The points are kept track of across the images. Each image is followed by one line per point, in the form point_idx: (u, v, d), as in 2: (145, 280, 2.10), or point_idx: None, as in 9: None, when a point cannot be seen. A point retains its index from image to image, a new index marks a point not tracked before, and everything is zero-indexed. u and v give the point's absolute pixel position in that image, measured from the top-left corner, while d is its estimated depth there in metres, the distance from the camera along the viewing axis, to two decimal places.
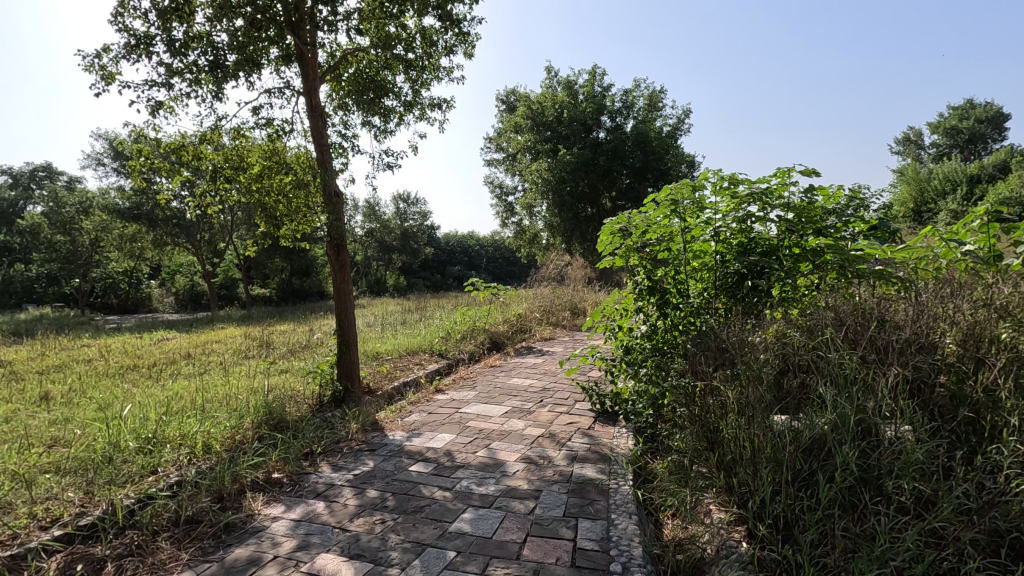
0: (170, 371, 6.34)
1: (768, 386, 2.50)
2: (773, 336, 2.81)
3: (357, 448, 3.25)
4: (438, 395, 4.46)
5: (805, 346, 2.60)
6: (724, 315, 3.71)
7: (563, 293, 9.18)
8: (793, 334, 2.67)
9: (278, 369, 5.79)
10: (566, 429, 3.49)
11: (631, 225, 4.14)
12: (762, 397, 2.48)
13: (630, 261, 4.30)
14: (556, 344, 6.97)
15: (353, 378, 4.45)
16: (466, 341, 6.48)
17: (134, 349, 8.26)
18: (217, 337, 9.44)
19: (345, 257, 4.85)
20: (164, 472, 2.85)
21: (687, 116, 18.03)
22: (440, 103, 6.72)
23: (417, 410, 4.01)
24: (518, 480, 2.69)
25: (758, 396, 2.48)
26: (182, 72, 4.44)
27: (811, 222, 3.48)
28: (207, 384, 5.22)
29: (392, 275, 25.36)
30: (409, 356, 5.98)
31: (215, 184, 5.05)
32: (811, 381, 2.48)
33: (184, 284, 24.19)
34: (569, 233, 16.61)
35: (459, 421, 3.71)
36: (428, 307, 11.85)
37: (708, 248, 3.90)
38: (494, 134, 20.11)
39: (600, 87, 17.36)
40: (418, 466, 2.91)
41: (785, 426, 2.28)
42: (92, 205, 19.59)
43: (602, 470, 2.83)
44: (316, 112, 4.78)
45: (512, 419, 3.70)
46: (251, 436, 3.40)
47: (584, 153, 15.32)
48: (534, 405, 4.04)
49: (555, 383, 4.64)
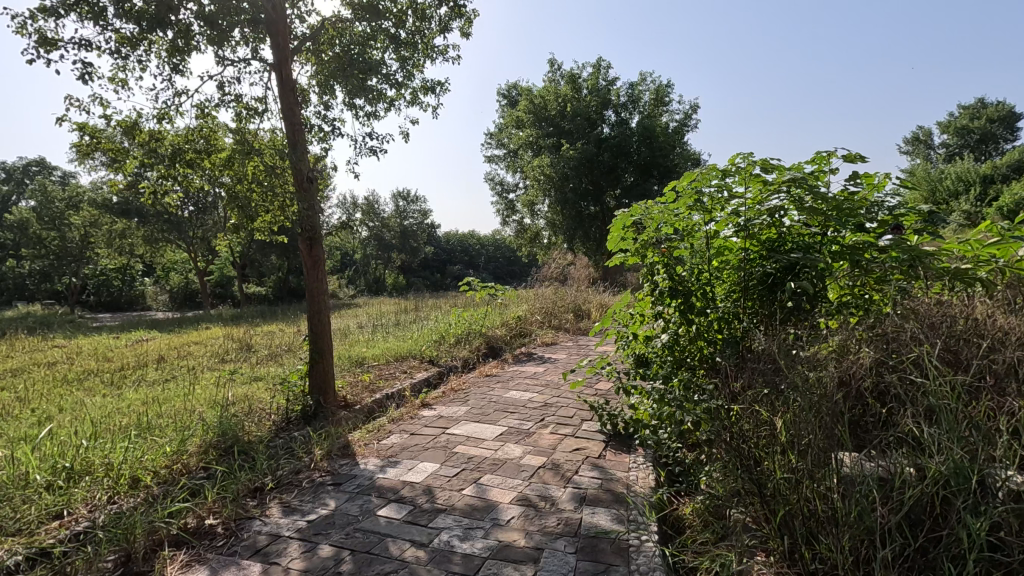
0: (135, 377, 5.77)
1: (840, 421, 1.93)
2: (834, 353, 2.24)
3: (319, 482, 2.67)
4: (423, 410, 3.89)
5: (883, 367, 2.03)
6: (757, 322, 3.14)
7: (566, 294, 8.58)
8: (867, 352, 2.08)
9: (250, 377, 5.22)
10: (572, 458, 2.91)
11: (647, 217, 3.59)
12: (834, 434, 1.89)
13: (645, 258, 3.73)
14: (558, 349, 6.41)
15: (326, 391, 3.87)
16: (459, 346, 5.91)
17: (107, 351, 7.71)
18: (198, 339, 8.86)
19: (320, 253, 4.07)
20: (71, 517, 2.28)
21: (694, 111, 17.43)
22: (434, 87, 6.16)
23: (397, 431, 3.43)
24: (513, 533, 2.12)
25: (829, 433, 1.90)
26: (135, 39, 3.85)
27: (855, 214, 2.96)
28: (167, 394, 4.64)
29: (391, 274, 24.82)
30: (396, 363, 5.42)
31: (171, 169, 4.42)
32: (898, 415, 1.90)
33: (177, 282, 23.63)
34: (572, 232, 16.02)
35: (445, 445, 3.14)
36: (423, 307, 11.26)
37: (734, 245, 3.36)
38: (494, 130, 19.61)
39: (604, 80, 16.78)
40: (389, 510, 2.33)
41: (870, 478, 1.72)
42: (82, 201, 19.10)
43: (620, 518, 2.25)
44: (287, 86, 4.05)
45: (507, 443, 3.13)
46: (194, 464, 2.82)
47: (587, 148, 14.76)
48: (534, 425, 3.46)
49: (558, 397, 4.07)
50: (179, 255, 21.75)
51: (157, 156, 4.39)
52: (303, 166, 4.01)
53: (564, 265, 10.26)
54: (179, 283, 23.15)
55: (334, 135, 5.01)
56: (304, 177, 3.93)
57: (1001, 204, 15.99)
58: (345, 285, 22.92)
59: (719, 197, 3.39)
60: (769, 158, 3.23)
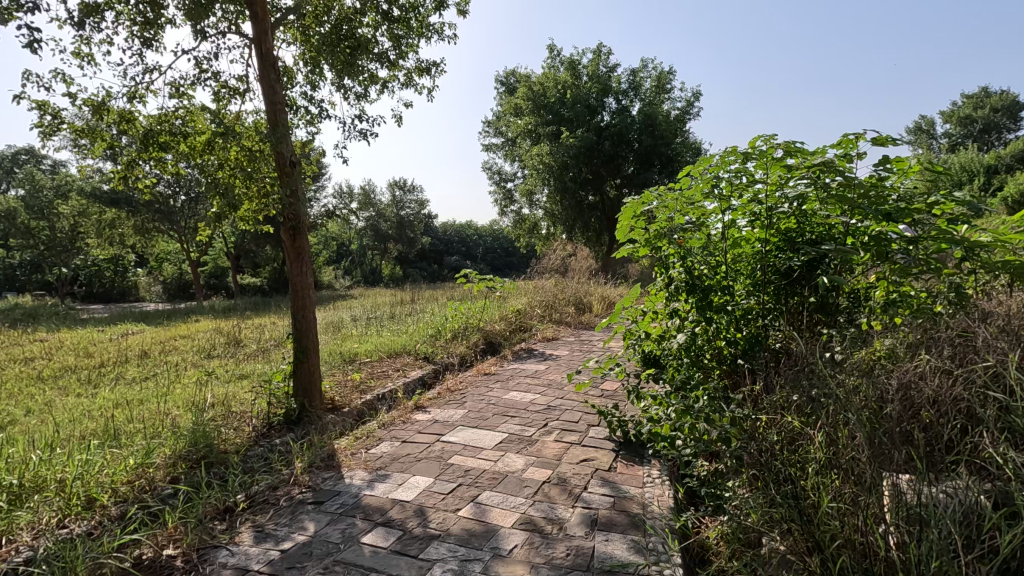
0: (113, 374, 5.45)
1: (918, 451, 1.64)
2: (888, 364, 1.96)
3: (299, 500, 2.39)
4: (417, 414, 3.61)
5: (953, 381, 1.76)
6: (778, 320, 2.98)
7: (566, 286, 8.30)
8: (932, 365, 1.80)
9: (234, 375, 4.92)
10: (580, 470, 2.64)
11: (660, 205, 3.31)
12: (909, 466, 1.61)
13: (656, 250, 3.44)
14: (559, 345, 6.13)
15: (311, 394, 3.58)
16: (456, 342, 5.63)
17: (88, 345, 7.38)
18: (185, 332, 8.52)
19: (304, 243, 3.72)
20: (9, 546, 1.99)
21: (697, 99, 17.04)
22: (429, 68, 5.83)
23: (388, 438, 3.15)
24: (516, 567, 1.84)
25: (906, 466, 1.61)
26: (100, 9, 3.49)
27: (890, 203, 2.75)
28: (144, 395, 4.33)
29: (387, 265, 24.47)
30: (390, 360, 5.14)
31: (143, 152, 4.10)
32: (977, 439, 1.63)
33: (170, 273, 23.19)
34: (571, 222, 15.69)
35: (440, 455, 2.86)
36: (419, 299, 10.95)
37: (751, 236, 3.21)
38: (493, 118, 19.20)
39: (605, 67, 16.37)
40: (375, 537, 2.06)
41: (950, 517, 1.45)
42: (71, 190, 18.65)
43: (638, 546, 1.98)
44: (267, 61, 3.70)
45: (508, 453, 2.85)
46: (161, 479, 2.53)
47: (587, 136, 14.39)
48: (537, 431, 3.18)
49: (562, 399, 3.79)
50: (171, 246, 21.35)
51: (129, 138, 4.06)
52: (285, 148, 3.63)
53: (564, 257, 9.94)
54: (172, 273, 22.77)
55: (322, 118, 4.70)
56: (286, 162, 3.61)
57: (1007, 195, 15.72)
58: (340, 276, 22.57)
59: (736, 183, 3.17)
60: (792, 140, 3.02)
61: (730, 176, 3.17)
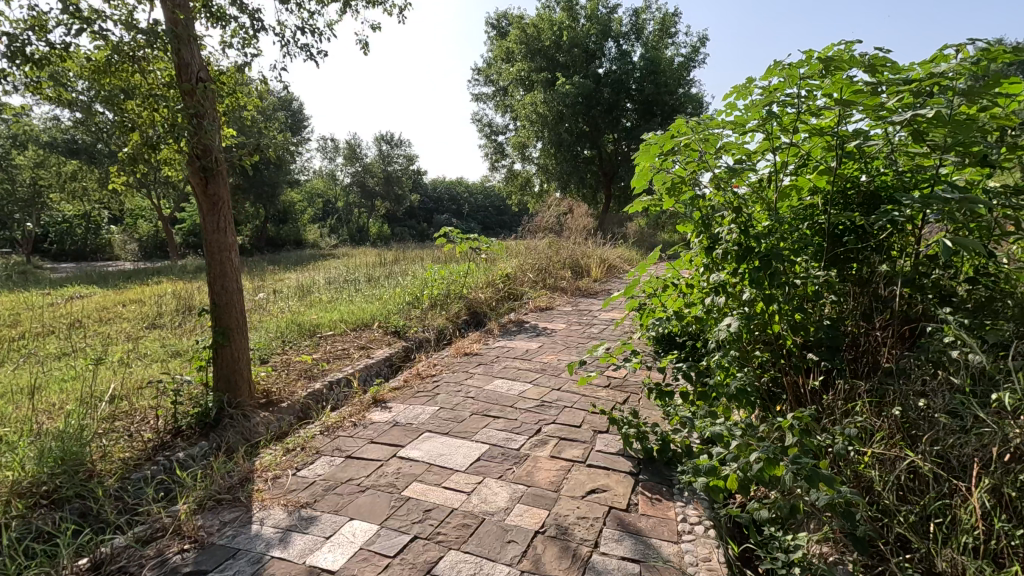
0: (28, 350, 4.59)
1: None
2: None
3: (171, 568, 1.61)
4: (373, 411, 2.83)
5: None
6: (844, 293, 2.28)
7: (562, 247, 7.43)
8: None
9: (167, 353, 4.09)
10: (587, 512, 1.86)
11: (695, 138, 2.44)
12: None
13: (681, 202, 2.60)
14: (554, 316, 5.35)
15: (235, 386, 2.76)
16: (434, 313, 4.82)
17: (21, 312, 6.49)
18: (136, 297, 7.60)
19: (221, 190, 2.82)
20: None
21: (703, 44, 15.73)
22: None
23: (328, 452, 2.36)
24: None
25: None
26: None
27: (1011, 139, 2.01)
28: (41, 380, 3.49)
29: (373, 223, 23.37)
30: (353, 334, 4.34)
31: None
32: None
33: (146, 230, 21.36)
34: (566, 178, 14.67)
35: (393, 483, 2.07)
36: (402, 261, 10.05)
37: (805, 184, 2.43)
38: (483, 65, 17.86)
39: (604, 7, 14.98)
40: None
41: None
42: (29, 139, 17.22)
43: None
44: None
45: (486, 480, 2.07)
46: None
47: (585, 83, 13.18)
48: (526, 441, 2.40)
49: (559, 392, 3.01)
50: (144, 202, 20.12)
51: None
52: (194, 61, 2.71)
53: (558, 214, 9.01)
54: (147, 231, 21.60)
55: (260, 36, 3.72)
56: (190, 78, 2.69)
57: None
58: (325, 235, 21.60)
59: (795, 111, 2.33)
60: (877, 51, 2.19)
61: (787, 101, 2.33)
